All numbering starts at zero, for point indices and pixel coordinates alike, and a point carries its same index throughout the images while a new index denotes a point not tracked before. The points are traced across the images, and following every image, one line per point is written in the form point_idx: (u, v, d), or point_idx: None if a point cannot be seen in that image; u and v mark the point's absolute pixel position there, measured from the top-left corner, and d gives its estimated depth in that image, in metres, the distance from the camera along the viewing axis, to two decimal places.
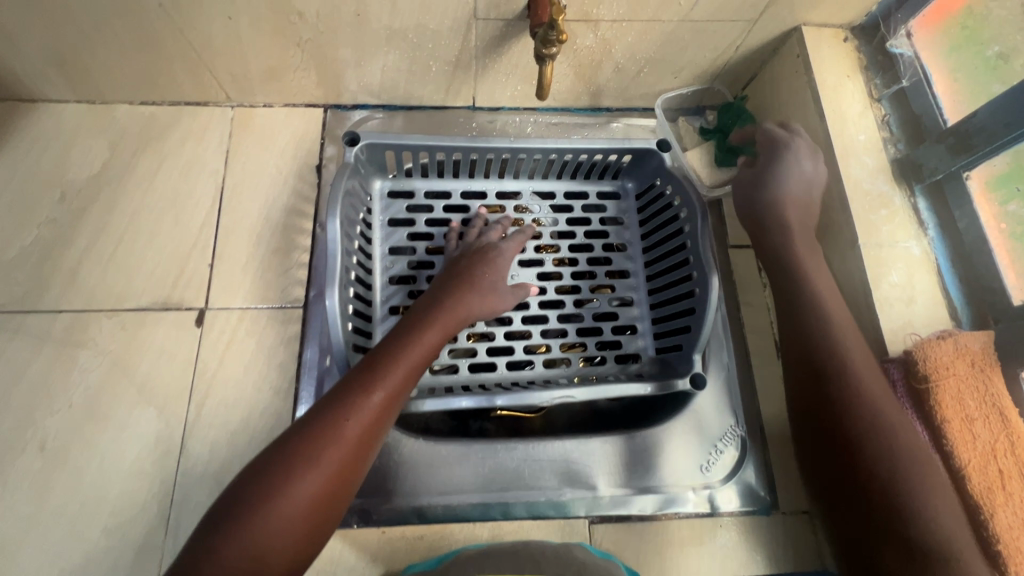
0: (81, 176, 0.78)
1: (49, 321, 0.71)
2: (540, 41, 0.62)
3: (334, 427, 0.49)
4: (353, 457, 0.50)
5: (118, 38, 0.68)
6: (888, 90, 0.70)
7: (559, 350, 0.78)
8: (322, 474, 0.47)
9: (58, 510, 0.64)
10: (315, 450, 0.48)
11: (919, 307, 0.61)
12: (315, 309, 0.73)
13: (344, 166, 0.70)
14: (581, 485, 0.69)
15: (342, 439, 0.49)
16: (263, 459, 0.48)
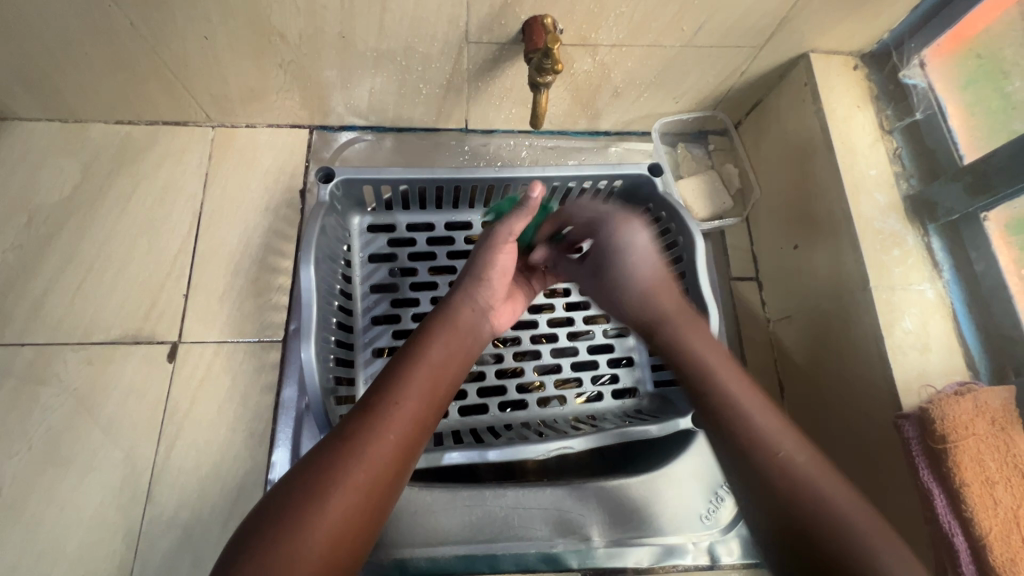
0: (50, 199, 0.74)
1: (10, 354, 0.67)
2: (534, 69, 0.59)
3: (340, 473, 0.43)
4: (366, 505, 0.43)
5: (88, 57, 0.64)
6: (900, 122, 0.67)
7: (554, 387, 0.74)
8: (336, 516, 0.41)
9: (14, 561, 0.60)
10: (322, 505, 0.41)
11: (934, 356, 0.58)
12: (293, 348, 0.70)
13: (318, 206, 0.67)
14: (574, 535, 0.65)
15: (350, 486, 0.43)
16: (261, 517, 0.41)
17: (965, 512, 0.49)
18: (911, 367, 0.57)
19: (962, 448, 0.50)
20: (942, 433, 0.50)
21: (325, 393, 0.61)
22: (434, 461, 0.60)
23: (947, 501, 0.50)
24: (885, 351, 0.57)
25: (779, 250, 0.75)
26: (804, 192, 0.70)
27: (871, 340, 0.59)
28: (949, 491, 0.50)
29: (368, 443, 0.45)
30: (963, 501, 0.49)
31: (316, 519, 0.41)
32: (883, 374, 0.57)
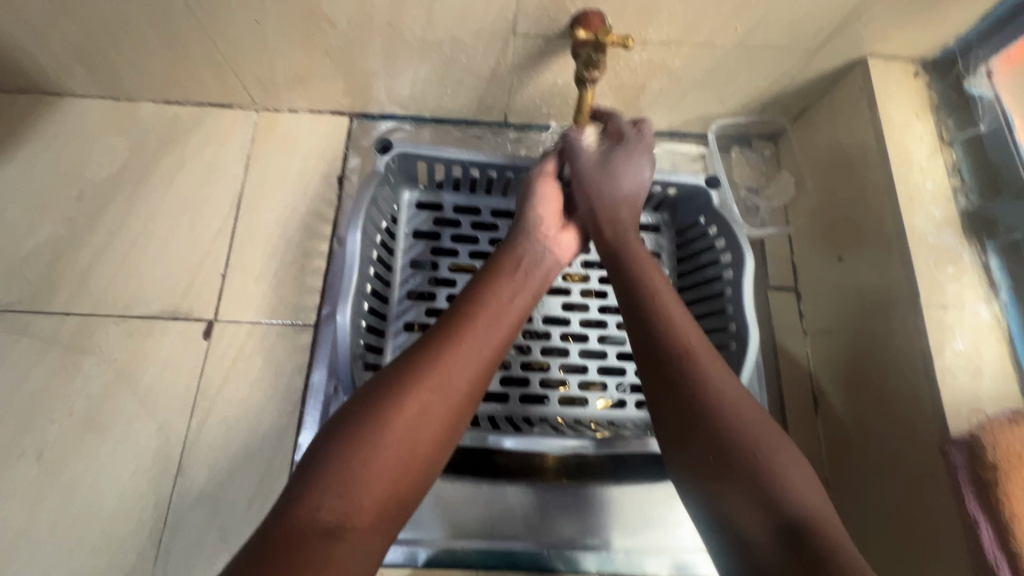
0: (100, 174, 0.76)
1: (57, 323, 0.69)
2: (581, 64, 0.59)
3: (374, 442, 0.41)
4: (448, 419, 0.45)
5: (141, 36, 0.66)
6: (962, 133, 0.64)
7: (576, 388, 0.73)
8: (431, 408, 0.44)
9: (51, 522, 0.62)
10: (372, 454, 0.40)
11: (987, 381, 0.55)
12: (325, 329, 0.71)
13: (372, 174, 0.68)
14: (595, 538, 0.65)
15: (406, 409, 0.43)
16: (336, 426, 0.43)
17: (1013, 547, 0.47)
18: (961, 390, 0.54)
19: (1015, 480, 0.47)
20: (993, 461, 0.48)
21: (353, 357, 0.62)
22: None
23: (994, 533, 0.48)
24: (934, 372, 0.55)
25: (821, 261, 0.72)
26: (854, 203, 0.68)
27: (918, 361, 0.57)
28: (998, 524, 0.47)
29: (436, 365, 0.46)
30: (1011, 534, 0.47)
31: (367, 456, 0.40)
32: (930, 396, 0.55)
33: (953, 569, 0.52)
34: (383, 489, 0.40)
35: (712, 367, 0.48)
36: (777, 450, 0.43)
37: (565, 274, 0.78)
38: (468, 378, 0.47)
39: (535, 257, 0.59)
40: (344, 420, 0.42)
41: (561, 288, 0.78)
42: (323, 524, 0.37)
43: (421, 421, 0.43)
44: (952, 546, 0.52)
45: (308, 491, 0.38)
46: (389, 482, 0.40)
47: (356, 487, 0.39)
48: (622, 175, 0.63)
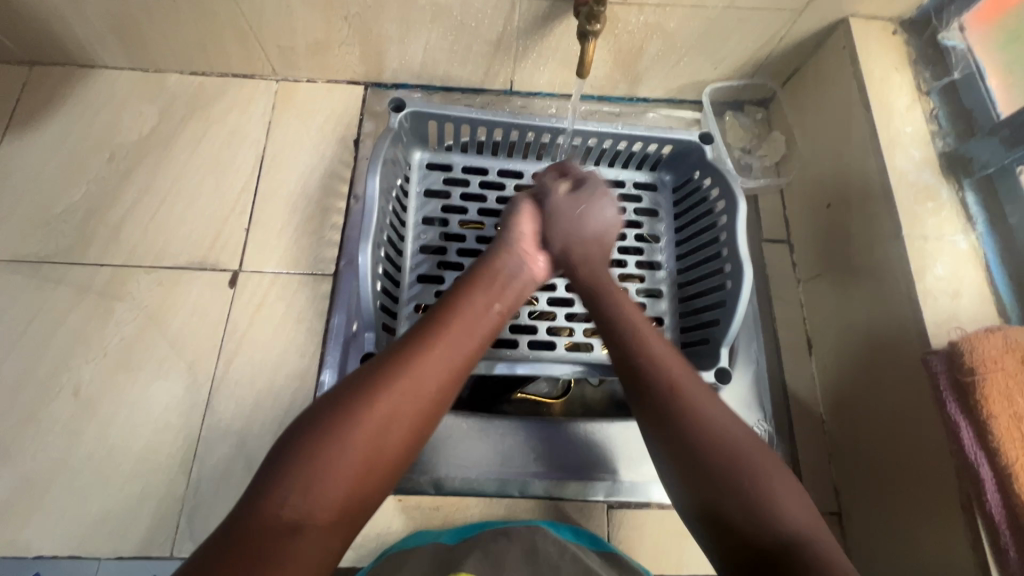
0: (130, 138, 0.80)
1: (91, 273, 0.73)
2: (585, 18, 0.63)
3: (334, 451, 0.42)
4: (416, 422, 0.46)
5: (174, 4, 0.71)
6: (938, 83, 0.69)
7: (583, 334, 0.77)
8: (397, 423, 0.45)
9: (88, 454, 0.65)
10: (335, 460, 0.42)
11: (966, 302, 0.58)
12: (345, 277, 0.74)
13: (387, 132, 0.72)
14: (602, 470, 0.68)
15: (369, 422, 0.44)
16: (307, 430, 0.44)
17: (990, 442, 0.50)
18: (942, 310, 0.58)
19: (991, 381, 0.51)
20: (971, 366, 0.52)
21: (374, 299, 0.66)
22: None
23: (973, 432, 0.51)
24: (916, 296, 0.59)
25: (812, 211, 0.77)
26: (840, 153, 0.72)
27: (902, 286, 0.61)
28: (976, 423, 0.51)
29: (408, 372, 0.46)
30: (989, 431, 0.50)
31: (329, 460, 0.42)
32: (914, 318, 0.59)
33: (941, 474, 0.55)
34: (344, 489, 0.42)
35: (710, 408, 0.49)
36: (772, 482, 0.45)
37: None
38: (439, 381, 0.48)
39: (511, 271, 0.60)
40: (310, 427, 0.43)
41: None
42: (285, 520, 0.39)
43: (387, 426, 0.44)
44: (937, 452, 0.56)
45: (273, 490, 0.40)
46: (351, 483, 0.42)
47: (317, 486, 0.41)
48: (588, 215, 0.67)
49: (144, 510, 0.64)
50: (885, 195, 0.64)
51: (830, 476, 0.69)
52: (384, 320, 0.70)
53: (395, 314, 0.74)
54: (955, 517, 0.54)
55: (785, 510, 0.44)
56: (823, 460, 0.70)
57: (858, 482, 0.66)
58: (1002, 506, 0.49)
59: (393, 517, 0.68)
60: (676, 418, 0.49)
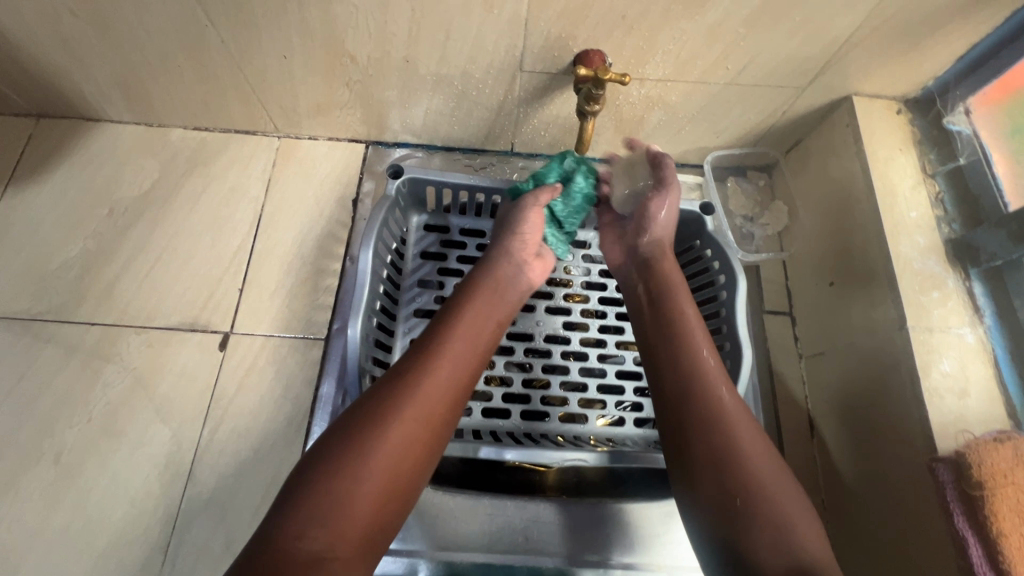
0: (130, 194, 0.81)
1: (81, 333, 0.72)
2: (583, 98, 0.64)
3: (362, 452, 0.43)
4: (427, 444, 0.46)
5: (178, 68, 0.71)
6: (944, 166, 0.68)
7: (577, 405, 0.75)
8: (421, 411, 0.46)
9: (65, 524, 0.64)
10: (350, 491, 0.41)
11: (973, 401, 0.56)
12: (336, 342, 0.73)
13: (384, 199, 0.72)
14: (592, 557, 0.66)
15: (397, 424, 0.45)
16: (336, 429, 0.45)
17: (1000, 563, 0.48)
18: (948, 410, 0.56)
19: (1001, 497, 0.48)
20: (979, 479, 0.49)
21: (362, 371, 0.64)
22: (452, 450, 0.63)
23: (982, 550, 0.49)
24: (922, 393, 0.57)
25: (815, 286, 0.75)
26: (844, 230, 0.71)
27: (907, 380, 0.59)
28: (986, 541, 0.49)
29: (413, 391, 0.47)
30: (999, 551, 0.48)
31: (344, 491, 0.41)
32: (919, 417, 0.57)
33: None
34: (361, 516, 0.41)
35: (739, 421, 0.49)
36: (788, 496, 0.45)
37: (565, 295, 0.82)
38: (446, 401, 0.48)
39: (511, 282, 0.61)
40: (323, 455, 0.43)
41: (563, 307, 0.81)
42: (304, 555, 0.39)
43: (398, 454, 0.44)
44: (943, 562, 0.53)
45: (287, 522, 0.40)
46: (369, 512, 0.42)
47: (337, 516, 0.40)
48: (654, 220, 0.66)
49: None
50: (890, 282, 0.63)
51: None
52: None
53: None
54: None
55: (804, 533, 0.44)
56: None
57: None
58: None
59: None
60: (703, 426, 0.49)
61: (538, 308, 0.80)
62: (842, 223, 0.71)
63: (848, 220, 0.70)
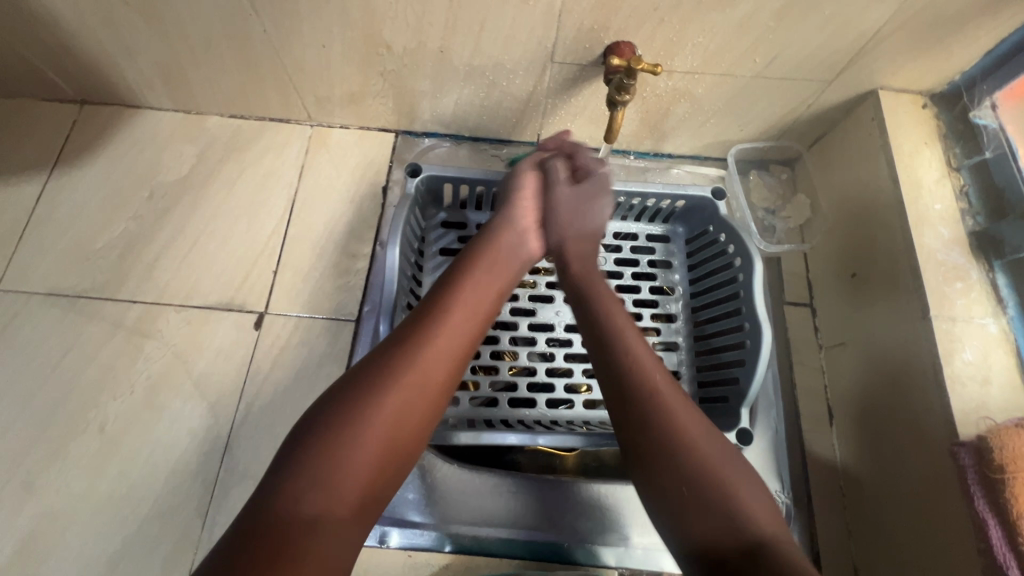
0: (169, 178, 0.84)
1: (124, 310, 0.75)
2: (614, 88, 0.66)
3: (359, 417, 0.43)
4: (422, 415, 0.47)
5: (220, 57, 0.74)
6: (969, 159, 0.69)
7: (599, 391, 0.77)
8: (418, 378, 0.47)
9: (109, 490, 0.67)
10: (341, 459, 0.42)
11: (995, 390, 0.57)
12: (366, 325, 0.74)
13: (404, 197, 0.73)
14: (615, 536, 0.67)
15: (395, 392, 0.45)
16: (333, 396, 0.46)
17: (1020, 544, 0.49)
18: (970, 398, 0.57)
19: (1022, 481, 0.50)
20: (1000, 462, 0.50)
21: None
22: (486, 438, 0.65)
23: (1003, 532, 0.50)
24: (944, 381, 0.58)
25: (836, 279, 0.76)
26: (867, 222, 0.72)
27: (929, 368, 0.60)
28: (1006, 523, 0.50)
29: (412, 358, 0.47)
30: (1019, 533, 0.49)
31: (340, 455, 0.42)
32: (941, 404, 0.58)
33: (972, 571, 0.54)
34: (360, 476, 0.42)
35: (673, 399, 0.49)
36: (731, 471, 0.46)
37: None
38: (442, 374, 0.48)
39: (511, 251, 0.63)
40: (315, 425, 0.43)
41: None
42: (301, 519, 0.39)
43: (395, 420, 0.45)
44: (963, 546, 0.55)
45: (284, 490, 0.40)
46: (362, 477, 0.42)
47: (332, 480, 0.41)
48: (589, 214, 0.67)
49: (158, 551, 0.65)
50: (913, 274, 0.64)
51: (851, 556, 0.67)
52: None
53: None
54: None
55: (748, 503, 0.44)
56: (843, 538, 0.68)
57: (879, 567, 0.64)
58: None
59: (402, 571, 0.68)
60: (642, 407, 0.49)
61: (556, 299, 0.81)
62: (866, 213, 0.72)
63: (873, 212, 0.71)
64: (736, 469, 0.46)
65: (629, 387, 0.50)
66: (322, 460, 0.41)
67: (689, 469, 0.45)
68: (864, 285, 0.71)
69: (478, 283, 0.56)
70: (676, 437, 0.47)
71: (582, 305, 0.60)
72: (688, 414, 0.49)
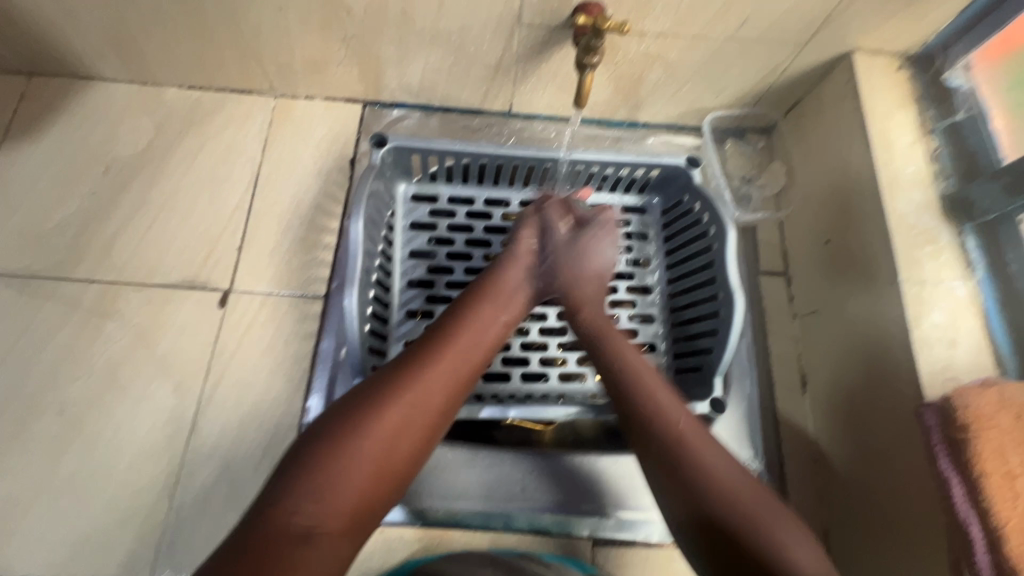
0: (126, 152, 0.80)
1: (81, 289, 0.73)
2: (582, 50, 0.64)
3: (360, 436, 0.43)
4: (425, 436, 0.46)
5: (171, 22, 0.70)
6: (942, 122, 0.68)
7: (575, 364, 0.76)
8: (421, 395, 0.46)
9: (72, 474, 0.65)
10: (339, 477, 0.41)
11: (962, 351, 0.58)
12: (335, 304, 0.73)
13: (370, 168, 0.71)
14: (590, 508, 0.67)
15: (395, 410, 0.45)
16: (337, 409, 0.45)
17: (982, 502, 0.49)
18: (937, 359, 0.57)
19: (984, 439, 0.50)
20: (964, 422, 0.50)
21: (363, 341, 0.64)
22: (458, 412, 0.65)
23: (965, 490, 0.50)
24: (911, 343, 0.58)
25: (810, 246, 0.76)
26: (840, 188, 0.71)
27: (898, 332, 0.60)
28: (968, 481, 0.50)
29: (420, 374, 0.47)
30: (981, 491, 0.49)
31: (343, 467, 0.41)
32: (909, 367, 0.58)
33: (935, 528, 0.54)
34: (353, 497, 0.41)
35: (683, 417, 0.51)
36: (741, 482, 0.47)
37: None
38: (447, 395, 0.48)
39: (518, 285, 0.59)
40: (314, 440, 0.43)
41: None
42: (295, 531, 0.39)
43: (397, 439, 0.44)
44: (927, 505, 0.55)
45: (281, 499, 0.40)
46: (359, 494, 0.42)
47: (332, 494, 0.41)
48: (590, 260, 0.63)
49: (124, 533, 0.64)
50: (884, 239, 0.63)
51: (820, 518, 0.68)
52: (374, 361, 0.69)
53: (385, 352, 0.73)
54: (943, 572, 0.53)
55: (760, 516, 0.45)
56: (814, 502, 0.69)
57: (847, 528, 0.65)
58: (993, 569, 0.48)
59: (376, 547, 0.67)
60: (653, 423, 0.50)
61: None
62: (841, 178, 0.71)
63: (847, 176, 0.70)
64: (747, 481, 0.47)
65: (649, 419, 0.51)
66: (318, 476, 0.41)
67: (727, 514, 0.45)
68: (837, 251, 0.70)
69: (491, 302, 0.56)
70: (689, 452, 0.48)
71: (593, 347, 0.58)
72: (698, 429, 0.50)
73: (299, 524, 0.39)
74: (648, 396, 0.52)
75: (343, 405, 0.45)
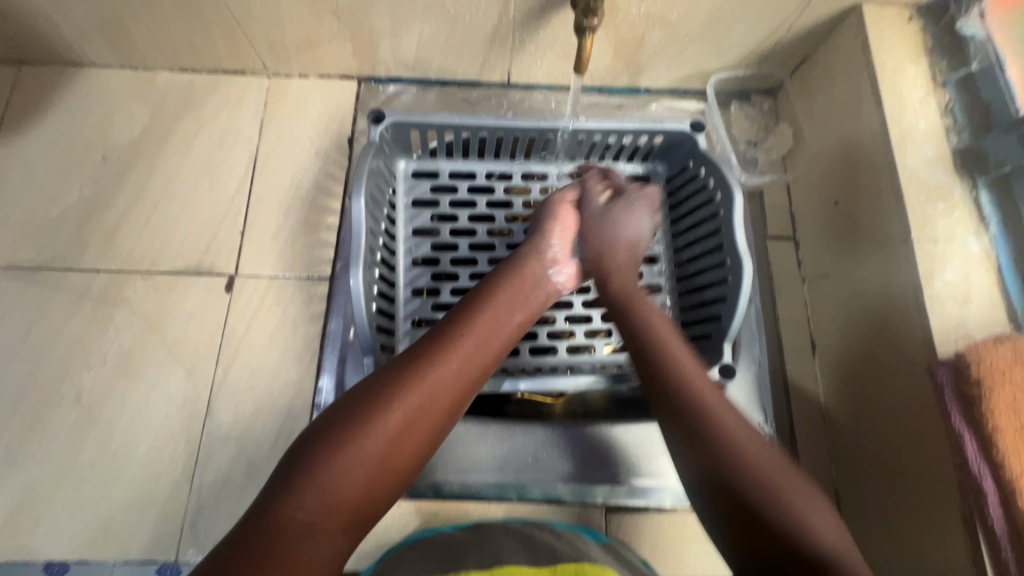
0: (122, 140, 0.79)
1: (87, 279, 0.73)
2: (580, 13, 0.61)
3: (366, 430, 0.43)
4: (430, 434, 0.46)
5: (158, 3, 0.68)
6: (955, 74, 0.66)
7: (582, 336, 0.76)
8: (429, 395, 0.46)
9: (92, 460, 0.66)
10: (342, 471, 0.41)
11: (975, 308, 0.57)
12: (341, 284, 0.72)
13: (369, 145, 0.70)
14: (602, 476, 0.68)
15: (404, 408, 0.44)
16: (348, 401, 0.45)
17: (995, 456, 0.49)
18: (949, 317, 0.57)
19: (998, 394, 0.50)
20: (977, 378, 0.50)
21: (370, 320, 0.64)
22: None
23: (978, 445, 0.50)
24: (923, 302, 0.57)
25: (819, 208, 0.74)
26: (849, 147, 0.69)
27: (910, 291, 0.59)
28: (981, 436, 0.50)
29: (427, 372, 0.46)
30: (994, 445, 0.49)
31: (346, 463, 0.41)
32: (921, 325, 0.57)
33: (947, 483, 0.55)
34: (356, 496, 0.41)
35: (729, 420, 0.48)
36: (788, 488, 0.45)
37: None
38: (452, 395, 0.47)
39: (537, 279, 0.58)
40: (325, 428, 0.43)
41: None
42: (299, 524, 0.39)
43: (401, 436, 0.44)
44: (938, 460, 0.55)
45: (287, 492, 0.40)
46: (360, 488, 0.42)
47: (334, 493, 0.40)
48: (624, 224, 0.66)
49: (148, 514, 0.65)
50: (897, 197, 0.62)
51: (829, 477, 0.69)
52: (381, 339, 0.69)
53: (393, 331, 0.73)
54: (955, 525, 0.54)
55: (812, 526, 0.43)
56: (824, 462, 0.69)
57: (858, 487, 0.65)
58: (1004, 521, 0.49)
59: (393, 519, 0.69)
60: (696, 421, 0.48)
61: None
62: (850, 137, 0.70)
63: (857, 134, 0.68)
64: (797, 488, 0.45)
65: (678, 401, 0.49)
66: (321, 468, 0.41)
67: (744, 482, 0.45)
68: (848, 212, 0.69)
69: (504, 297, 0.55)
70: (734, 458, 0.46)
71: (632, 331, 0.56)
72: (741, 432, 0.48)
73: (302, 516, 0.39)
74: (692, 396, 0.50)
75: (354, 398, 0.45)
